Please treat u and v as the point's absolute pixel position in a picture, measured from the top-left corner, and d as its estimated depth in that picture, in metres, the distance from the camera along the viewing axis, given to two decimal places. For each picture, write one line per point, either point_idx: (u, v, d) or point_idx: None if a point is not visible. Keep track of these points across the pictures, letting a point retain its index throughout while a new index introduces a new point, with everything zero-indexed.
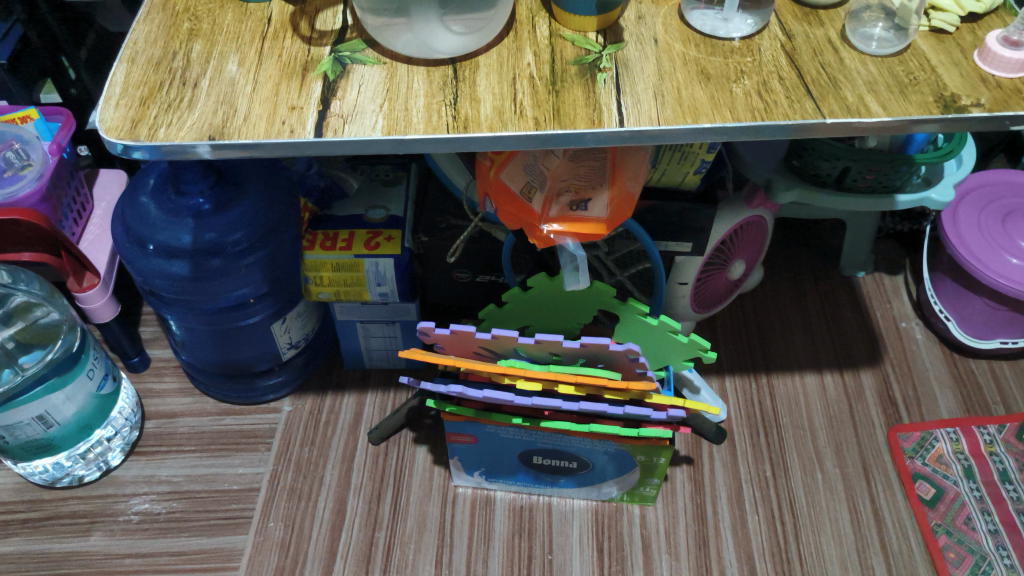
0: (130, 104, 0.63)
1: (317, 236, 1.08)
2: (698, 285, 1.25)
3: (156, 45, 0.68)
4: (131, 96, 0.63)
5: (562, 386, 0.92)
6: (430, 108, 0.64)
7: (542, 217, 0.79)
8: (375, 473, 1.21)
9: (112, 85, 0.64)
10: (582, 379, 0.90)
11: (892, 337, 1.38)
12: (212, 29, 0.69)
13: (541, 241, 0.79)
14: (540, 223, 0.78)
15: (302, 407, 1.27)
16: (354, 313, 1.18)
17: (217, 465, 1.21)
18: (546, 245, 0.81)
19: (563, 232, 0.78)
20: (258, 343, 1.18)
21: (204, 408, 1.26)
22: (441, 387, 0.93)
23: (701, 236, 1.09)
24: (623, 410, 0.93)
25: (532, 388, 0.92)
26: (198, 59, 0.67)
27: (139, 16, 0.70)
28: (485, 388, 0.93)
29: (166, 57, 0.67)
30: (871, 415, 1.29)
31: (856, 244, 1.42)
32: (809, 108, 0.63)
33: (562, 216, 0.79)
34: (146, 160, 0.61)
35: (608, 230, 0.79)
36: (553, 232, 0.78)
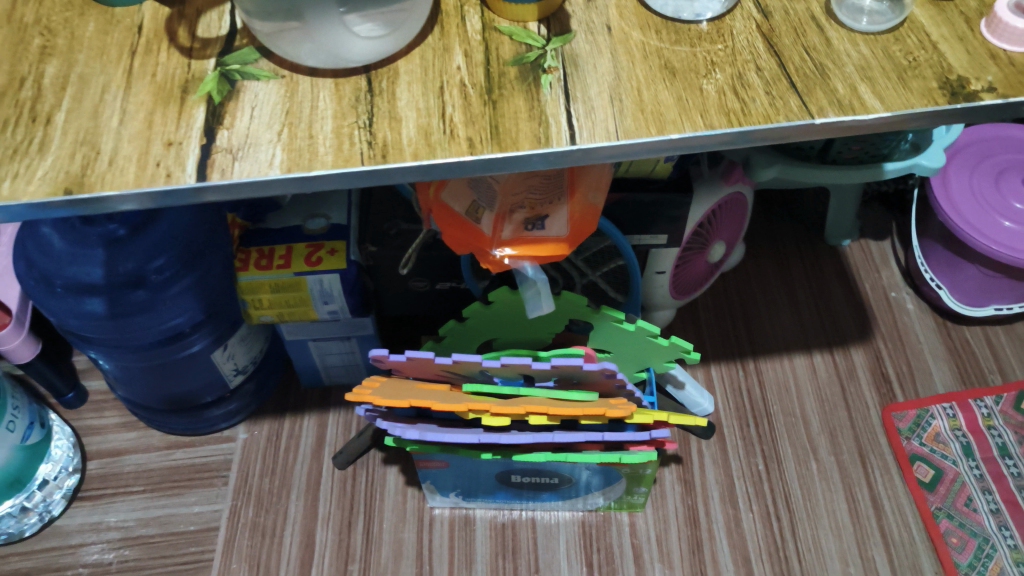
0: None
1: (251, 254, 0.98)
2: (676, 272, 1.16)
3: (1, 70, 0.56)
4: None
5: (533, 416, 0.82)
6: (340, 132, 0.53)
7: (493, 241, 0.68)
8: (343, 498, 1.11)
9: None
10: (556, 411, 0.81)
11: (882, 308, 1.29)
12: (69, 45, 0.58)
13: (496, 266, 0.69)
14: (491, 247, 0.68)
15: (259, 434, 1.17)
16: (303, 332, 1.07)
17: (171, 505, 1.12)
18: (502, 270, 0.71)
19: (519, 256, 0.68)
20: (200, 374, 1.08)
21: (151, 443, 1.17)
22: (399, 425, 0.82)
23: (676, 225, 0.99)
24: (601, 437, 0.83)
25: (501, 422, 0.81)
26: (52, 86, 0.55)
27: None
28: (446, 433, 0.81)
29: (13, 85, 0.55)
30: (864, 396, 1.20)
31: (841, 210, 1.33)
32: (794, 105, 0.53)
33: (516, 237, 0.68)
34: None
35: (571, 249, 0.68)
36: (507, 256, 0.68)
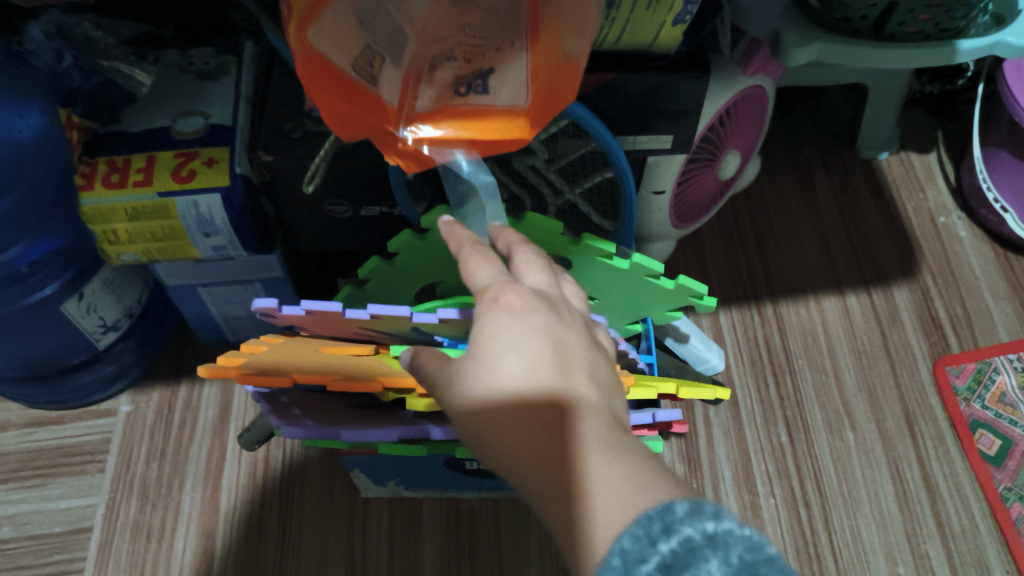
0: None
1: (98, 165, 0.70)
2: (679, 192, 0.90)
3: None
4: None
5: None
6: None
7: (402, 115, 0.48)
8: (254, 491, 0.87)
9: None
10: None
11: (928, 236, 1.05)
12: None
13: (405, 157, 0.50)
14: (399, 126, 0.48)
15: (146, 406, 0.92)
16: (187, 275, 0.81)
17: (30, 500, 0.87)
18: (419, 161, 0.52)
19: (440, 141, 0.49)
20: (54, 332, 0.82)
21: (7, 420, 0.91)
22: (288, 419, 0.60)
23: (684, 124, 0.73)
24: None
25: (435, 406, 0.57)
26: None
27: None
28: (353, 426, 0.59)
29: None
30: (911, 346, 0.97)
31: (879, 117, 1.07)
32: None
33: (443, 109, 0.49)
34: None
35: (528, 128, 0.48)
36: (425, 139, 0.49)
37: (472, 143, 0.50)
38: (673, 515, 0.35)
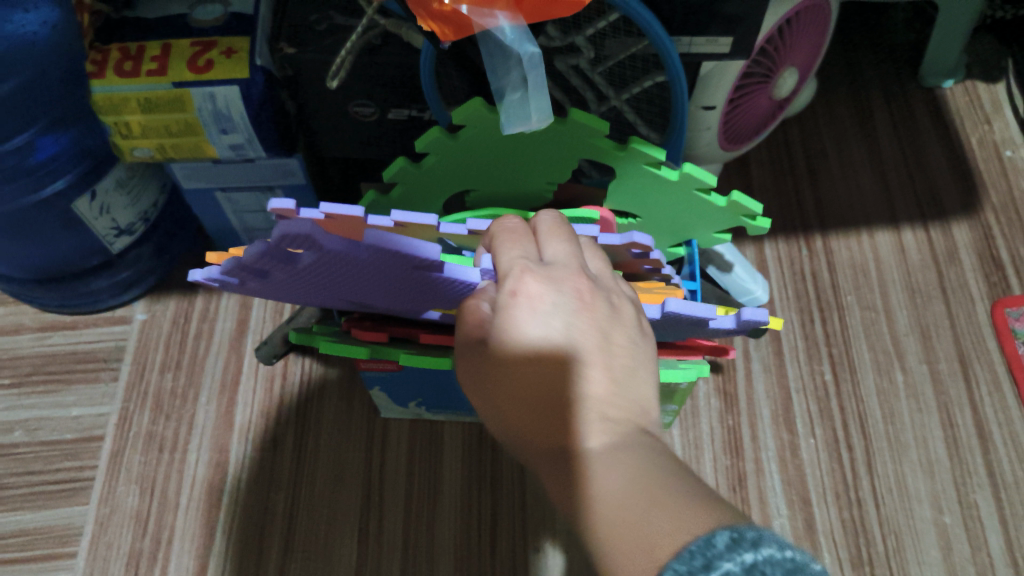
0: None
1: (110, 52, 0.65)
2: (730, 110, 0.84)
3: None
4: None
5: None
6: None
7: None
8: (270, 406, 0.85)
9: None
10: None
11: (993, 171, 0.99)
12: None
13: (438, 18, 0.45)
14: None
15: (161, 315, 0.89)
16: (205, 179, 0.77)
17: (43, 406, 0.85)
18: (455, 32, 0.46)
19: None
20: (65, 233, 0.78)
21: (22, 323, 0.89)
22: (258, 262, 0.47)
23: (744, 27, 0.66)
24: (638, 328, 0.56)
25: None
26: None
27: None
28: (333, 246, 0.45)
29: None
30: (968, 286, 0.91)
31: (947, 40, 0.99)
32: None
33: None
34: None
35: None
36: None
37: (517, 3, 0.45)
38: (709, 547, 0.30)
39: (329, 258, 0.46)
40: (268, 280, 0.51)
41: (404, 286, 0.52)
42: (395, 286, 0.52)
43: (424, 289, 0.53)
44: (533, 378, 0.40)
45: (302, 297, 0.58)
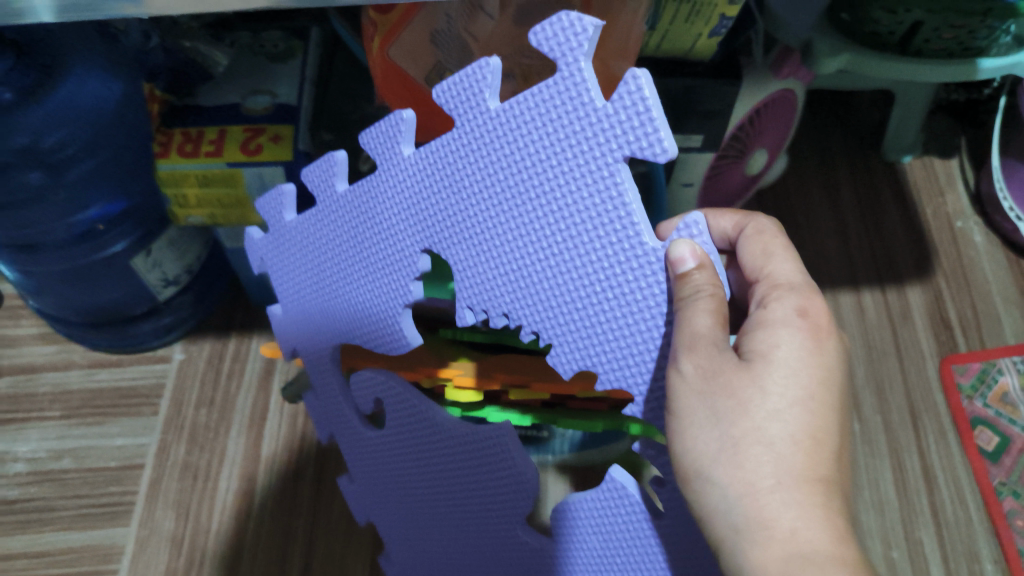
0: None
1: (174, 135, 0.76)
2: (708, 184, 0.95)
3: None
4: None
5: None
6: None
7: None
8: (293, 441, 0.95)
9: None
10: None
11: (945, 240, 1.10)
12: None
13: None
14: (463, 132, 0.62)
15: (197, 355, 1.00)
16: (246, 240, 0.88)
17: (91, 436, 0.95)
18: None
19: None
20: (120, 282, 0.89)
21: (72, 360, 1.00)
22: (469, 92, 0.48)
23: (716, 124, 0.78)
24: None
25: None
26: None
27: None
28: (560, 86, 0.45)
29: None
30: (920, 344, 1.02)
31: (905, 122, 1.11)
32: None
33: None
34: None
35: None
36: None
37: None
38: None
39: (539, 111, 0.46)
40: (354, 197, 0.57)
41: (491, 233, 0.51)
42: (480, 231, 0.51)
43: (608, 223, 0.46)
44: (803, 410, 0.43)
45: (359, 284, 0.59)
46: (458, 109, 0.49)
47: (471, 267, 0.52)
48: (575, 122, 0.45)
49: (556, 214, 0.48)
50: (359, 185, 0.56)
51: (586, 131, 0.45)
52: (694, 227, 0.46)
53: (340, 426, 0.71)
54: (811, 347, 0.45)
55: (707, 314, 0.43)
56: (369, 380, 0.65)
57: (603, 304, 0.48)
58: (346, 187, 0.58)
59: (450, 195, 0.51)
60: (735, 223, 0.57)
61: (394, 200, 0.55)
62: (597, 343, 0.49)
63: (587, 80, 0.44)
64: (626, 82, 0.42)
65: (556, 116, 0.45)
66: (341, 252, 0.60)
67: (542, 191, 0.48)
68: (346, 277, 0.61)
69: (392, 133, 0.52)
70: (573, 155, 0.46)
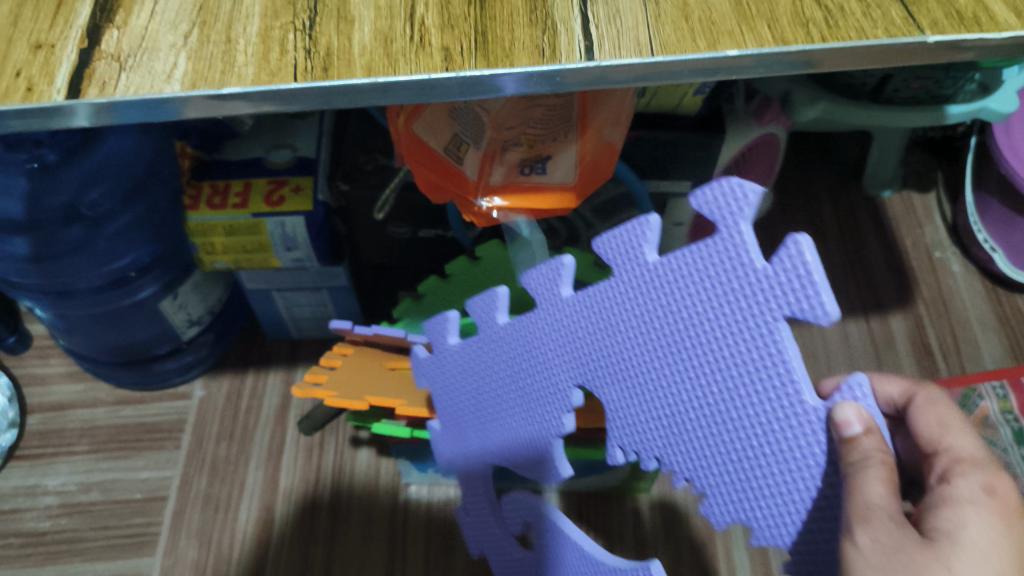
0: None
1: (203, 188, 0.82)
2: (698, 223, 1.01)
3: None
4: None
5: None
6: (269, 34, 0.38)
7: (479, 186, 0.56)
8: (309, 471, 1.00)
9: None
10: None
11: (925, 271, 1.16)
12: None
13: (482, 219, 0.57)
14: (476, 196, 0.56)
15: (217, 391, 1.05)
16: (266, 281, 0.93)
17: (116, 469, 1.00)
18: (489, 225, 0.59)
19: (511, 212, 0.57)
20: (148, 324, 0.95)
21: (98, 398, 1.04)
22: (631, 250, 0.49)
23: (704, 170, 0.84)
24: None
25: None
26: None
27: None
28: (722, 247, 0.44)
29: None
30: (904, 371, 1.08)
31: (884, 160, 1.18)
32: (897, 17, 0.38)
33: (509, 183, 0.56)
34: None
35: (578, 201, 0.56)
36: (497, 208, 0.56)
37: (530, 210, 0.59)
38: None
39: (704, 269, 0.45)
40: (514, 331, 0.59)
41: (647, 378, 0.50)
42: (633, 373, 0.51)
43: (771, 387, 0.44)
44: None
45: (515, 417, 0.61)
46: (619, 260, 0.50)
47: (623, 411, 0.52)
48: (734, 280, 0.44)
49: (712, 364, 0.46)
50: (519, 321, 0.59)
51: (746, 292, 0.44)
52: (858, 388, 0.43)
53: (487, 544, 0.71)
54: (1005, 531, 0.39)
55: (881, 484, 0.39)
56: (526, 505, 0.66)
57: (756, 467, 0.46)
58: (505, 321, 0.60)
59: (606, 338, 0.52)
60: (904, 390, 0.51)
61: (551, 337, 0.56)
62: (745, 508, 0.47)
63: (747, 241, 0.43)
64: (787, 246, 0.41)
65: (720, 275, 0.45)
66: (498, 385, 0.62)
67: (698, 346, 0.47)
68: (505, 409, 0.62)
69: (551, 276, 0.55)
70: (731, 310, 0.45)
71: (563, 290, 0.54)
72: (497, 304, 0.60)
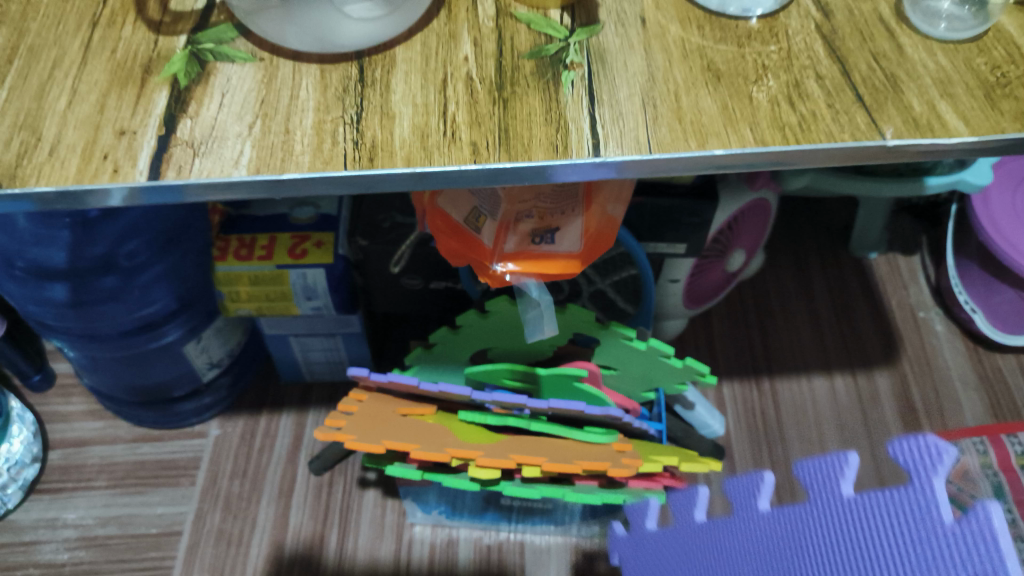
0: None
1: (231, 242, 0.88)
2: (691, 280, 1.07)
3: None
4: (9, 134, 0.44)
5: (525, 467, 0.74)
6: (322, 127, 0.44)
7: (494, 253, 0.62)
8: (318, 510, 1.04)
9: None
10: (550, 468, 0.73)
11: (910, 330, 1.22)
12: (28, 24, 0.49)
13: (496, 282, 0.62)
14: (492, 261, 0.62)
15: (232, 431, 1.10)
16: (284, 327, 0.99)
17: (133, 504, 1.04)
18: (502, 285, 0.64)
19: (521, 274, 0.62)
20: (171, 366, 0.99)
21: (117, 435, 1.09)
22: (921, 474, 0.49)
23: (698, 233, 0.90)
24: None
25: (487, 475, 0.74)
26: (31, 81, 0.46)
27: (69, 66, 0.47)
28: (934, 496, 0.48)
29: None
30: (889, 425, 1.13)
31: (870, 224, 1.25)
32: (862, 123, 0.45)
33: (520, 251, 0.62)
34: None
35: (583, 267, 0.62)
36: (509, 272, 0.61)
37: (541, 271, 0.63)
38: None
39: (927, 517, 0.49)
40: (783, 524, 0.62)
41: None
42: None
43: None
44: None
45: None
46: (912, 470, 0.50)
47: None
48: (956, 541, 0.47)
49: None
50: (785, 512, 0.62)
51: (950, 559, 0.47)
52: None
53: None
54: None
55: None
56: None
57: None
58: (770, 508, 0.65)
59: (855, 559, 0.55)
60: None
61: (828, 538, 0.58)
62: None
63: (939, 499, 0.48)
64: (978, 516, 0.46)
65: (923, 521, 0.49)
66: (783, 556, 0.62)
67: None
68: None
69: (834, 474, 0.57)
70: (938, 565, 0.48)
71: (846, 488, 0.56)
72: (696, 505, 0.73)
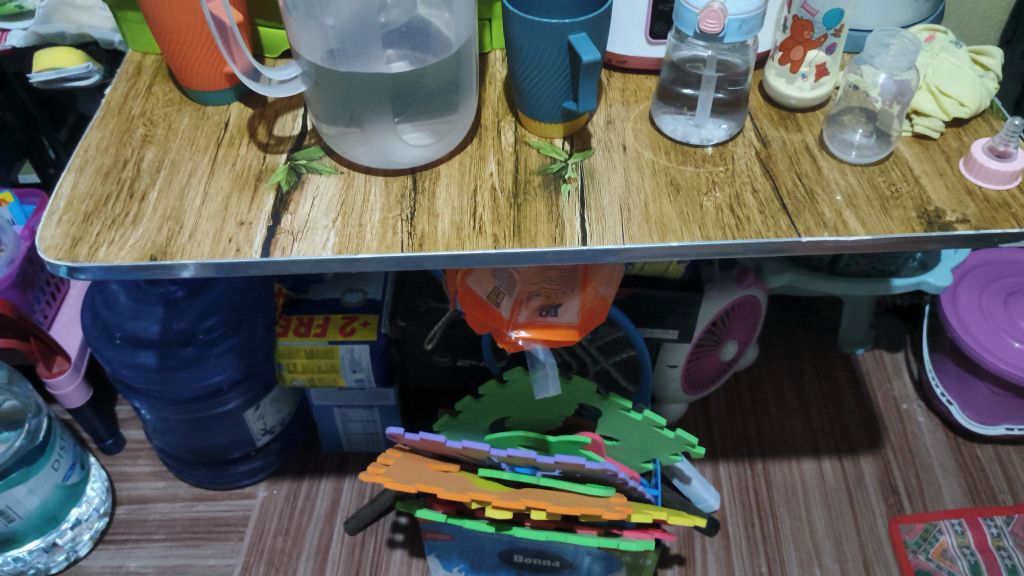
0: (141, 244, 0.59)
1: (291, 321, 1.04)
2: (689, 367, 1.21)
3: (127, 167, 0.65)
4: (161, 222, 0.61)
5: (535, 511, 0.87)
6: (385, 223, 0.61)
7: (510, 322, 0.78)
8: (350, 566, 1.16)
9: (123, 208, 0.61)
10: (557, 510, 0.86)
11: (894, 420, 1.33)
12: (170, 143, 0.67)
13: (511, 346, 0.78)
14: (508, 329, 0.78)
15: (277, 493, 1.23)
16: (330, 398, 1.14)
17: (188, 555, 1.16)
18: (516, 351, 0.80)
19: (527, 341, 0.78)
20: (229, 430, 1.14)
21: (176, 493, 1.23)
22: None
23: (689, 322, 1.05)
24: None
25: (503, 515, 0.87)
26: (176, 184, 0.63)
27: (202, 174, 0.64)
28: None
29: (143, 178, 0.64)
30: (872, 505, 1.23)
31: (854, 322, 1.38)
32: (783, 224, 0.60)
33: (531, 321, 0.78)
34: (93, 280, 0.59)
35: (580, 335, 0.78)
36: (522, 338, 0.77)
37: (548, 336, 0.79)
38: None
39: None
40: None
41: None
42: None
43: None
44: None
45: None
46: None
47: None
48: None
49: None
50: None
51: None
52: None
53: None
54: None
55: None
56: None
57: None
58: None
59: None
60: None
61: None
62: None
63: None
64: None
65: None
66: None
67: None
68: None
69: None
70: None
71: None
72: None
